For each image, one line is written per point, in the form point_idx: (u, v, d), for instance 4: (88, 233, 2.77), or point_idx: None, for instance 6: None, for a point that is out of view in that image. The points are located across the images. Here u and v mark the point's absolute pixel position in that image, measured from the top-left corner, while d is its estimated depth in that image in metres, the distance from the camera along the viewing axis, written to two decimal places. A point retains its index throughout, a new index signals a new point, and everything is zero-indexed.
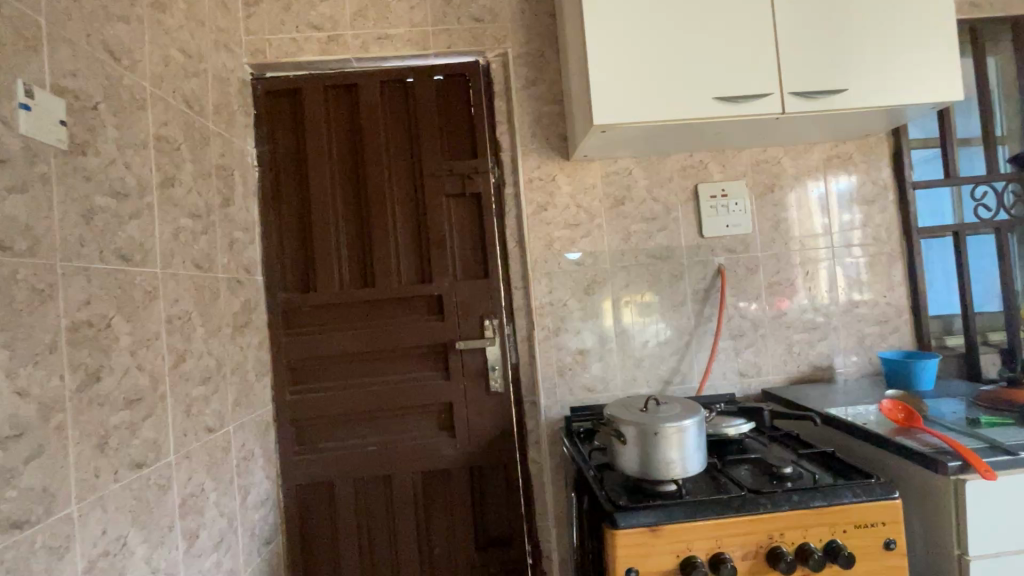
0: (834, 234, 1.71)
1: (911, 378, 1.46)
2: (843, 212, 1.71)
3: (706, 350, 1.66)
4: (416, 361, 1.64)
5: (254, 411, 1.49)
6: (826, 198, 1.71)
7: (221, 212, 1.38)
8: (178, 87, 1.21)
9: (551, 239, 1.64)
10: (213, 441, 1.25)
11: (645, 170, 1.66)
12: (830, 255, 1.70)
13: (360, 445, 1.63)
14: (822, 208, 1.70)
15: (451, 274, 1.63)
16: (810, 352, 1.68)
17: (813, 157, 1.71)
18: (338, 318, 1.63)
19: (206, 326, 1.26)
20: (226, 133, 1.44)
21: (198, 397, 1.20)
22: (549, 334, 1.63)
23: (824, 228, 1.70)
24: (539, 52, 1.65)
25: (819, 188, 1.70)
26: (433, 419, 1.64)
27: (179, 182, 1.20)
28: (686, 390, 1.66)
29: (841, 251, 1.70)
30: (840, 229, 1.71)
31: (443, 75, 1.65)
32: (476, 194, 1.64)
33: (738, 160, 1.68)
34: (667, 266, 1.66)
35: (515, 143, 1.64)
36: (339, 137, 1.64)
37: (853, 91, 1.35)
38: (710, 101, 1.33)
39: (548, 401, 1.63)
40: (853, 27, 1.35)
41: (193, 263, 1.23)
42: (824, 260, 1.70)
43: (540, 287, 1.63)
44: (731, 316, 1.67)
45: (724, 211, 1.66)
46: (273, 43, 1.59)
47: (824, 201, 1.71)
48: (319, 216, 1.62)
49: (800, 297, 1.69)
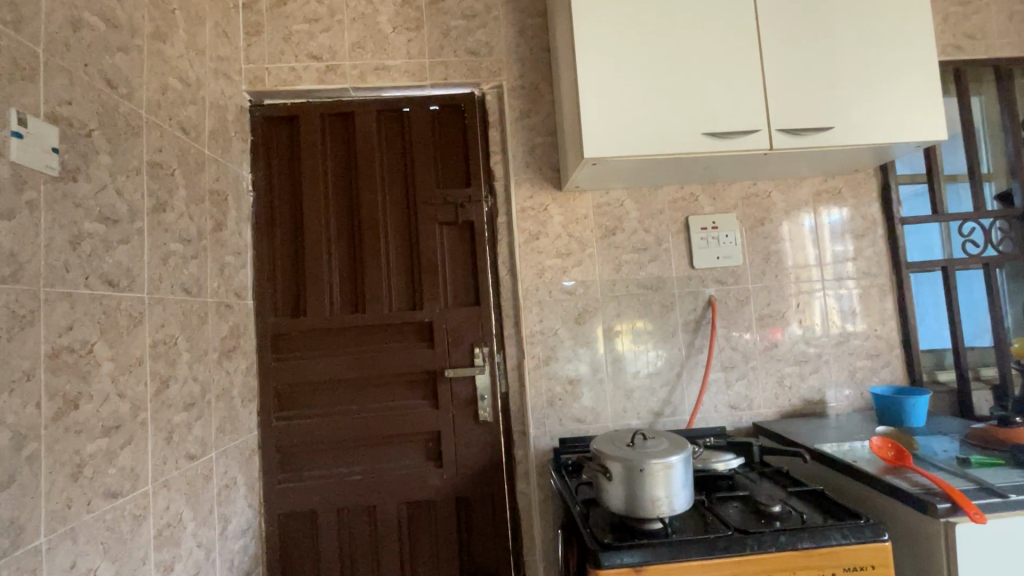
0: (826, 266, 1.72)
1: (902, 414, 1.45)
2: (835, 245, 1.72)
3: (697, 381, 1.65)
4: (404, 389, 1.63)
5: (239, 438, 1.47)
6: (819, 230, 1.72)
7: (213, 236, 1.38)
8: (174, 115, 1.23)
9: (543, 268, 1.64)
10: (194, 470, 1.23)
11: (636, 202, 1.68)
12: (821, 287, 1.71)
13: (346, 472, 1.60)
14: (814, 241, 1.72)
15: (442, 301, 1.64)
16: (801, 386, 1.68)
17: (802, 191, 1.73)
18: (327, 343, 1.62)
19: (192, 352, 1.26)
20: (222, 158, 1.46)
21: (180, 424, 1.19)
22: (539, 363, 1.62)
23: (817, 260, 1.71)
24: (533, 85, 1.68)
25: (812, 220, 1.72)
26: (420, 448, 1.62)
27: (171, 208, 1.20)
28: (677, 422, 1.64)
29: (832, 283, 1.71)
30: (833, 261, 1.72)
31: (438, 105, 1.68)
32: (468, 222, 1.65)
33: (729, 192, 1.70)
34: (659, 297, 1.66)
35: (508, 172, 1.66)
36: (335, 164, 1.66)
37: (839, 128, 1.38)
38: (698, 135, 1.36)
39: (537, 432, 1.61)
40: (840, 68, 1.38)
41: (181, 288, 1.22)
42: (816, 292, 1.71)
43: (532, 316, 1.63)
44: (723, 348, 1.67)
45: (715, 242, 1.67)
46: (272, 71, 1.62)
47: (815, 234, 1.72)
48: (312, 241, 1.63)
49: (792, 328, 1.69)
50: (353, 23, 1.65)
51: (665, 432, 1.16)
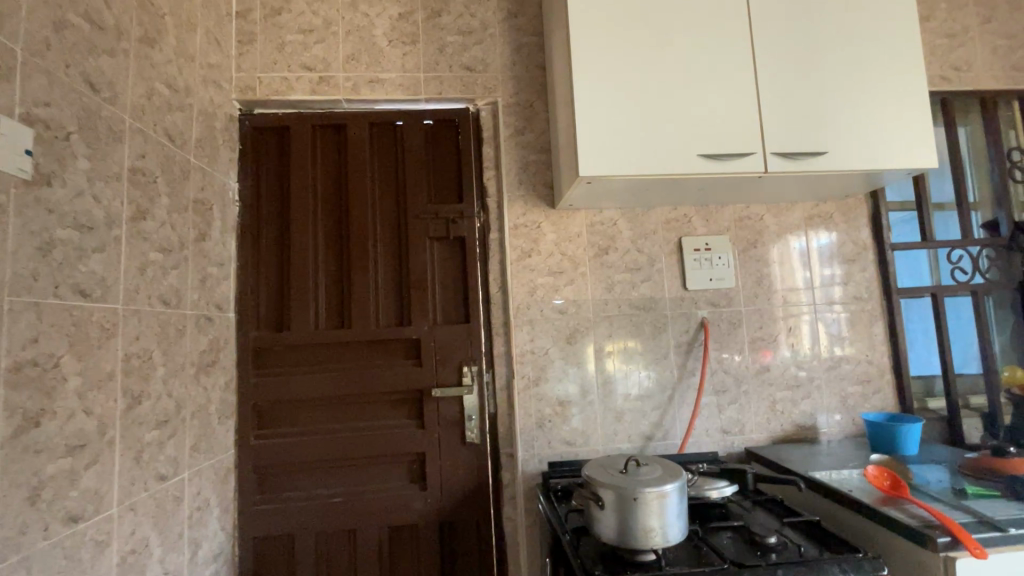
0: (816, 289, 1.71)
1: (895, 442, 1.43)
2: (824, 269, 1.72)
3: (690, 404, 1.62)
4: (390, 408, 1.58)
5: (214, 457, 1.41)
6: (807, 254, 1.72)
7: (195, 246, 1.34)
8: (159, 121, 1.20)
9: (535, 286, 1.61)
10: (165, 491, 1.17)
11: (629, 222, 1.66)
12: (811, 311, 1.70)
13: (326, 494, 1.54)
14: (804, 264, 1.72)
15: (430, 318, 1.60)
16: (793, 411, 1.66)
17: (794, 215, 1.73)
18: (311, 359, 1.57)
19: (168, 366, 1.20)
20: (208, 167, 1.42)
21: (151, 443, 1.13)
22: (529, 384, 1.59)
23: (807, 283, 1.71)
24: (528, 103, 1.67)
25: (801, 243, 1.72)
26: (405, 470, 1.57)
27: (152, 216, 1.16)
28: (669, 447, 1.60)
29: (819, 307, 1.71)
30: (822, 285, 1.72)
31: (432, 120, 1.67)
32: (460, 238, 1.63)
33: (722, 215, 1.70)
34: (651, 318, 1.64)
35: (501, 189, 1.64)
36: (325, 176, 1.64)
37: (833, 153, 1.39)
38: (694, 156, 1.35)
39: (525, 454, 1.56)
40: (834, 94, 1.39)
41: (159, 299, 1.18)
42: (805, 316, 1.70)
43: (522, 335, 1.60)
44: (715, 371, 1.64)
45: (708, 264, 1.66)
46: (264, 81, 1.59)
47: (803, 257, 1.72)
48: (298, 254, 1.59)
49: (784, 352, 1.68)
50: (348, 35, 1.64)
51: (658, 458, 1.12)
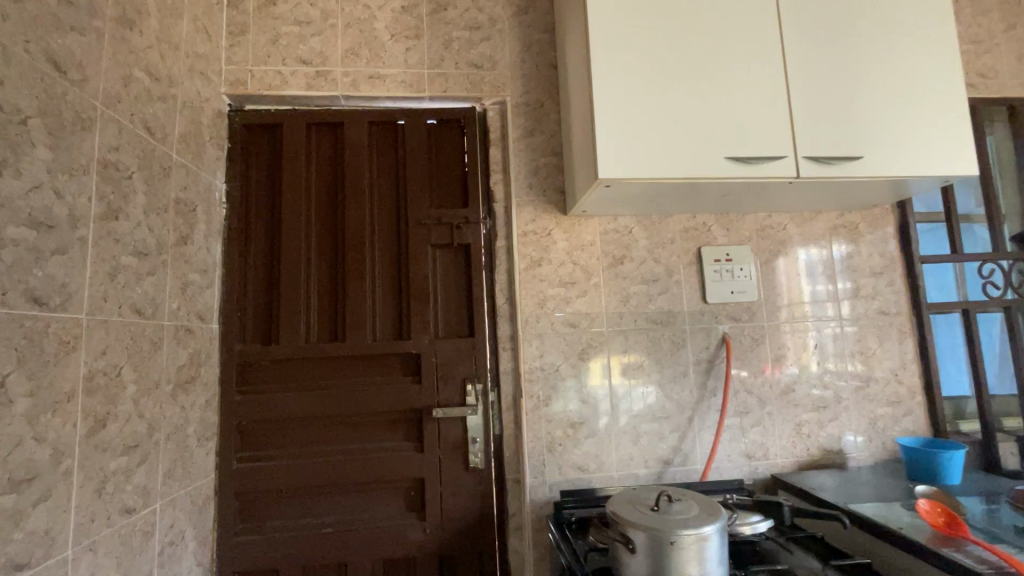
0: (821, 300, 1.61)
1: (936, 470, 1.32)
2: (829, 281, 1.62)
3: (711, 427, 1.50)
4: (386, 428, 1.45)
5: (192, 484, 1.27)
6: (814, 266, 1.62)
7: (176, 250, 1.22)
8: (137, 111, 1.08)
9: (544, 298, 1.50)
10: (132, 527, 1.04)
11: (645, 230, 1.56)
12: (815, 322, 1.59)
13: (314, 524, 1.41)
14: (809, 277, 1.61)
15: (432, 331, 1.48)
16: (820, 435, 1.54)
17: (818, 225, 1.64)
18: (301, 375, 1.44)
19: (140, 384, 1.07)
20: (192, 165, 1.31)
21: (116, 472, 0.99)
22: (538, 404, 1.47)
23: (812, 296, 1.60)
24: (538, 103, 1.57)
25: (808, 254, 1.62)
26: (402, 498, 1.44)
27: (126, 216, 1.04)
28: (689, 474, 1.48)
29: (818, 321, 1.60)
30: (829, 298, 1.61)
31: (436, 119, 1.56)
32: (464, 245, 1.52)
33: (743, 224, 1.60)
34: (669, 333, 1.53)
35: (509, 193, 1.53)
36: (320, 177, 1.53)
37: (868, 158, 1.29)
38: (722, 159, 1.25)
39: (533, 481, 1.44)
40: (868, 95, 1.30)
41: (132, 309, 1.05)
42: (810, 328, 1.59)
43: (531, 350, 1.48)
44: (737, 391, 1.53)
45: (729, 276, 1.56)
46: (256, 74, 1.48)
47: (814, 270, 1.62)
48: (289, 260, 1.47)
49: (809, 370, 1.57)
50: (348, 28, 1.53)
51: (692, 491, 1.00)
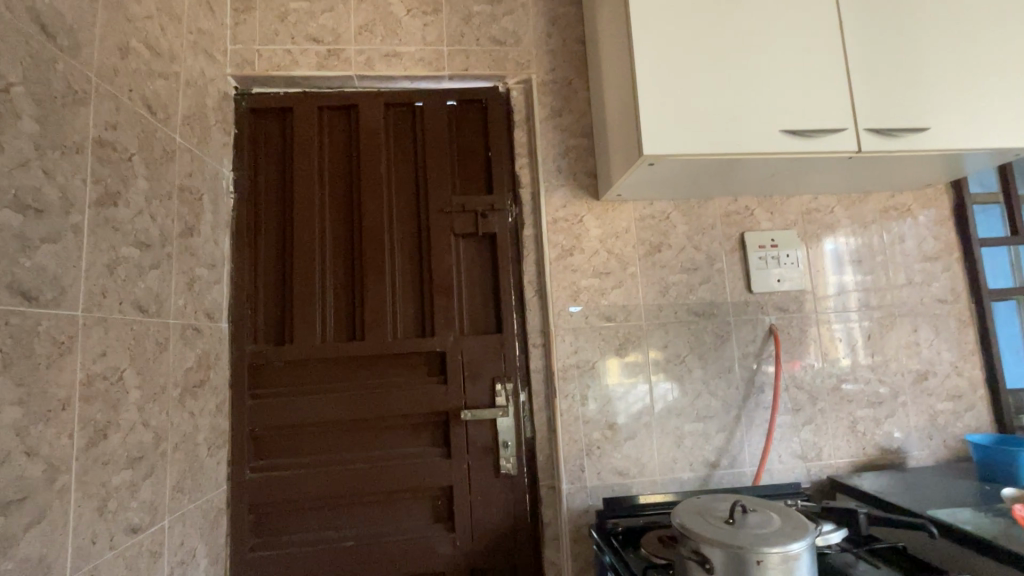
0: (847, 292, 1.48)
1: (1014, 470, 1.20)
2: (858, 272, 1.49)
3: (760, 427, 1.39)
4: (410, 433, 1.35)
5: (203, 496, 1.17)
6: (842, 256, 1.49)
7: (181, 242, 1.11)
8: (136, 87, 0.97)
9: (577, 289, 1.39)
10: (138, 548, 0.93)
11: (684, 215, 1.45)
12: (838, 316, 1.47)
13: (335, 537, 1.31)
14: (836, 267, 1.49)
15: (457, 328, 1.38)
16: (876, 433, 1.43)
17: (868, 207, 1.52)
18: (318, 376, 1.34)
19: (144, 389, 0.97)
20: (198, 149, 1.20)
21: (119, 488, 0.89)
22: (573, 404, 1.36)
23: (838, 288, 1.48)
24: (566, 80, 1.47)
25: (836, 243, 1.49)
26: (429, 508, 1.33)
27: (125, 202, 0.93)
28: (738, 477, 1.37)
29: (840, 313, 1.47)
30: (854, 289, 1.48)
31: (456, 100, 1.46)
32: (490, 235, 1.41)
33: (788, 207, 1.49)
34: (711, 325, 1.42)
35: (537, 178, 1.43)
36: (334, 164, 1.42)
37: (935, 129, 1.18)
38: (776, 133, 1.14)
39: (570, 487, 1.33)
40: (932, 62, 1.19)
41: (135, 306, 0.95)
42: (833, 323, 1.46)
43: (564, 347, 1.37)
44: (786, 388, 1.42)
45: (775, 263, 1.45)
46: (263, 54, 1.38)
47: (859, 257, 1.50)
48: (302, 253, 1.36)
49: (862, 364, 1.45)
50: (361, 4, 1.43)
51: (779, 504, 0.90)
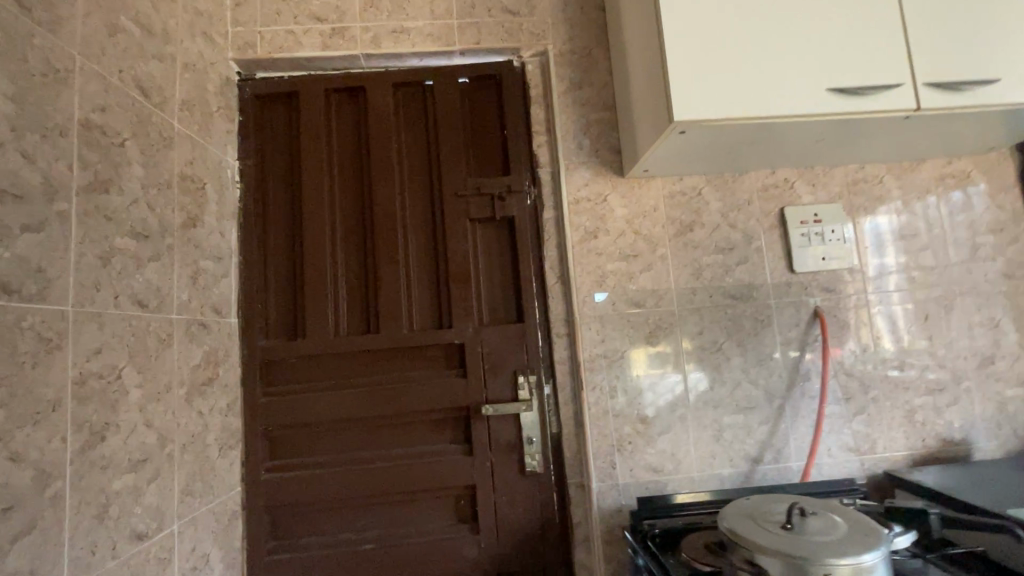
0: (887, 275, 1.35)
1: None
2: (898, 254, 1.36)
3: (807, 418, 1.28)
4: (430, 429, 1.28)
5: (216, 498, 1.12)
6: (882, 237, 1.36)
7: (183, 233, 1.06)
8: (127, 68, 0.92)
9: (603, 273, 1.30)
10: (144, 555, 0.88)
11: (717, 191, 1.34)
12: (878, 298, 1.34)
13: (354, 540, 1.24)
14: (875, 250, 1.35)
15: (476, 318, 1.30)
16: (937, 423, 1.30)
17: (922, 175, 1.39)
18: (332, 371, 1.28)
19: (146, 389, 0.91)
20: (199, 137, 1.15)
21: (121, 493, 0.84)
22: (602, 397, 1.27)
23: (877, 271, 1.35)
24: (585, 50, 1.37)
25: (876, 223, 1.36)
26: (451, 508, 1.26)
27: (119, 189, 0.88)
28: (784, 473, 1.26)
29: (879, 295, 1.34)
30: (896, 271, 1.35)
31: (468, 77, 1.37)
32: (508, 218, 1.33)
33: (832, 178, 1.37)
34: (750, 310, 1.31)
35: (556, 156, 1.34)
36: (343, 149, 1.36)
37: (1006, 81, 1.04)
38: (823, 93, 1.02)
39: (601, 486, 1.24)
40: (998, 8, 1.06)
41: (133, 300, 0.90)
42: (873, 306, 1.34)
43: (591, 335, 1.28)
44: (835, 375, 1.31)
45: (819, 240, 1.33)
46: (265, 36, 1.31)
47: (913, 231, 1.37)
48: (312, 243, 1.30)
49: (920, 347, 1.32)
50: None
51: (841, 505, 0.81)
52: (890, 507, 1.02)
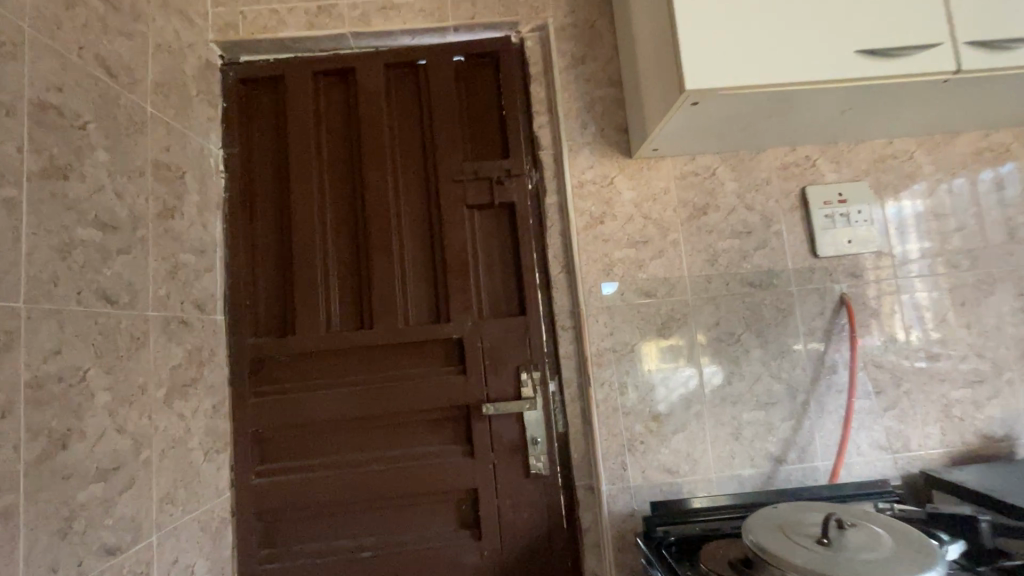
0: (916, 260, 1.24)
1: None
2: (929, 237, 1.25)
3: (833, 413, 1.19)
4: (429, 430, 1.20)
5: (201, 506, 1.06)
6: (913, 219, 1.25)
7: (159, 225, 0.99)
8: (88, 45, 0.85)
9: (610, 261, 1.21)
10: (117, 571, 0.82)
11: (733, 170, 1.25)
12: (906, 284, 1.23)
13: (351, 547, 1.18)
14: (904, 233, 1.25)
15: (475, 311, 1.22)
16: (977, 417, 1.20)
17: (957, 149, 1.28)
18: (325, 369, 1.21)
19: (116, 391, 0.85)
20: (177, 123, 1.08)
21: (88, 504, 0.78)
22: (611, 393, 1.18)
23: (906, 255, 1.24)
24: (588, 23, 1.28)
25: (905, 204, 1.26)
26: (452, 513, 1.19)
27: (81, 176, 0.81)
28: (809, 473, 1.17)
29: (909, 281, 1.24)
30: (930, 254, 1.25)
31: (464, 55, 1.29)
32: (508, 204, 1.24)
33: (858, 155, 1.27)
34: (771, 298, 1.22)
35: (559, 137, 1.25)
36: (332, 135, 1.28)
37: None
38: (852, 56, 0.93)
39: (612, 488, 1.16)
40: None
41: (100, 296, 0.83)
42: (895, 294, 1.23)
43: (598, 328, 1.20)
44: (863, 367, 1.21)
45: (845, 221, 1.23)
46: (248, 16, 1.24)
47: (949, 210, 1.26)
48: (301, 235, 1.23)
49: (957, 336, 1.22)
50: None
51: (873, 514, 0.77)
52: (936, 513, 0.93)
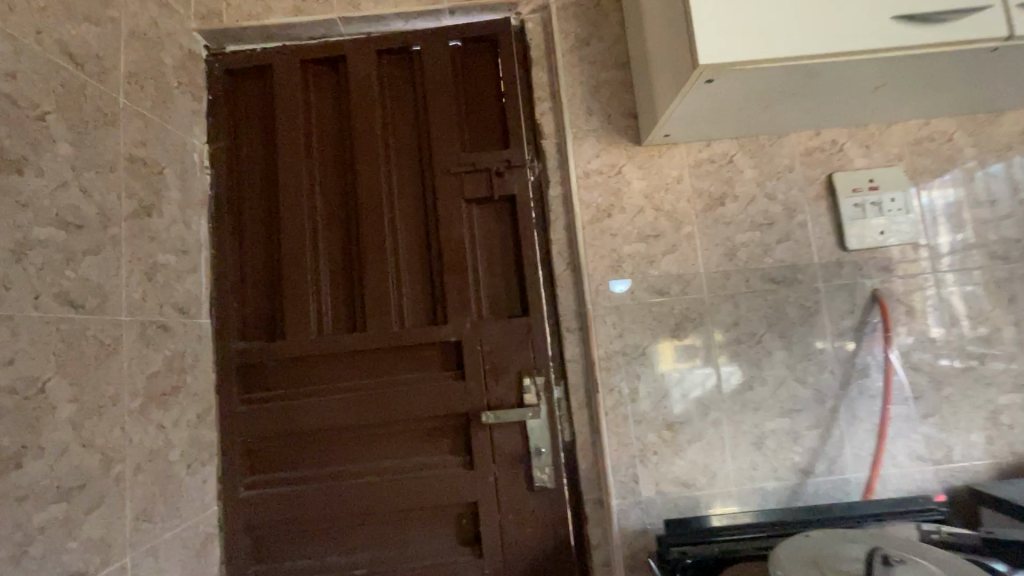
0: (957, 253, 1.13)
1: None
2: (971, 226, 1.14)
3: (866, 421, 1.09)
4: (427, 439, 1.13)
5: (184, 522, 1.00)
6: (953, 207, 1.14)
7: (134, 223, 0.93)
8: (48, 30, 0.79)
9: (618, 257, 1.12)
10: None
11: (751, 157, 1.15)
12: (948, 279, 1.13)
13: (344, 563, 1.11)
14: (943, 222, 1.14)
15: (474, 313, 1.14)
16: None
17: (1001, 130, 1.16)
18: (316, 375, 1.14)
19: (82, 403, 0.79)
20: (155, 115, 1.02)
21: (47, 526, 0.72)
22: (621, 400, 1.10)
23: (946, 247, 1.13)
24: (592, 1, 1.19)
25: (944, 191, 1.15)
26: (452, 529, 1.11)
27: (38, 172, 0.75)
28: (839, 486, 1.07)
29: (949, 275, 1.13)
30: (972, 245, 1.13)
31: (460, 40, 1.21)
32: (509, 197, 1.16)
33: (890, 138, 1.16)
34: (795, 295, 1.12)
35: (562, 124, 1.16)
36: (323, 127, 1.21)
37: None
38: (887, 23, 0.83)
39: (623, 502, 1.07)
40: None
41: (62, 300, 0.77)
42: (930, 288, 1.12)
43: (606, 329, 1.11)
44: (898, 369, 1.10)
45: (876, 211, 1.13)
46: (231, 2, 1.17)
47: (993, 197, 1.15)
48: (290, 233, 1.16)
49: (1004, 335, 1.11)
50: None
51: (913, 542, 0.70)
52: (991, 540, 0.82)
